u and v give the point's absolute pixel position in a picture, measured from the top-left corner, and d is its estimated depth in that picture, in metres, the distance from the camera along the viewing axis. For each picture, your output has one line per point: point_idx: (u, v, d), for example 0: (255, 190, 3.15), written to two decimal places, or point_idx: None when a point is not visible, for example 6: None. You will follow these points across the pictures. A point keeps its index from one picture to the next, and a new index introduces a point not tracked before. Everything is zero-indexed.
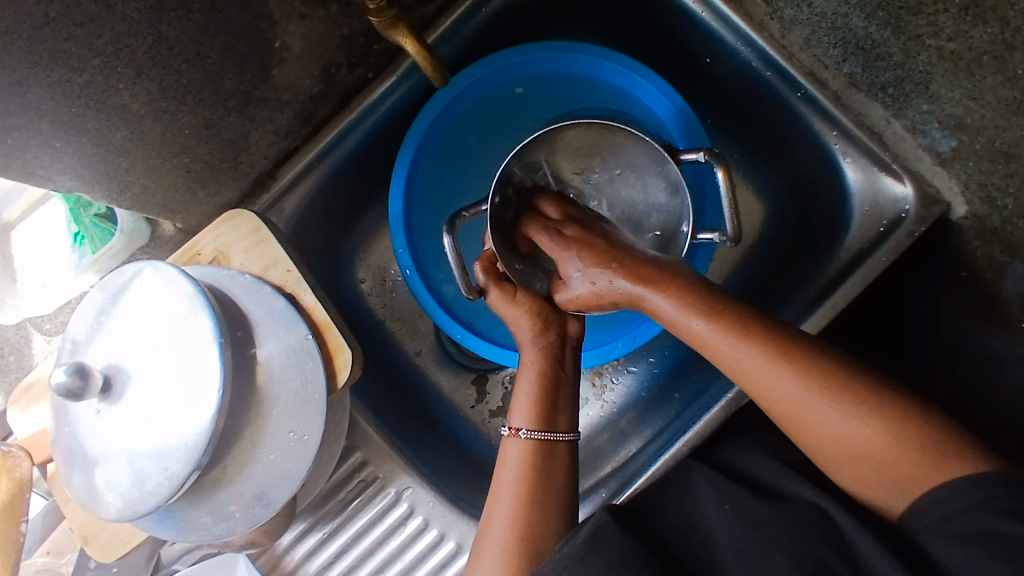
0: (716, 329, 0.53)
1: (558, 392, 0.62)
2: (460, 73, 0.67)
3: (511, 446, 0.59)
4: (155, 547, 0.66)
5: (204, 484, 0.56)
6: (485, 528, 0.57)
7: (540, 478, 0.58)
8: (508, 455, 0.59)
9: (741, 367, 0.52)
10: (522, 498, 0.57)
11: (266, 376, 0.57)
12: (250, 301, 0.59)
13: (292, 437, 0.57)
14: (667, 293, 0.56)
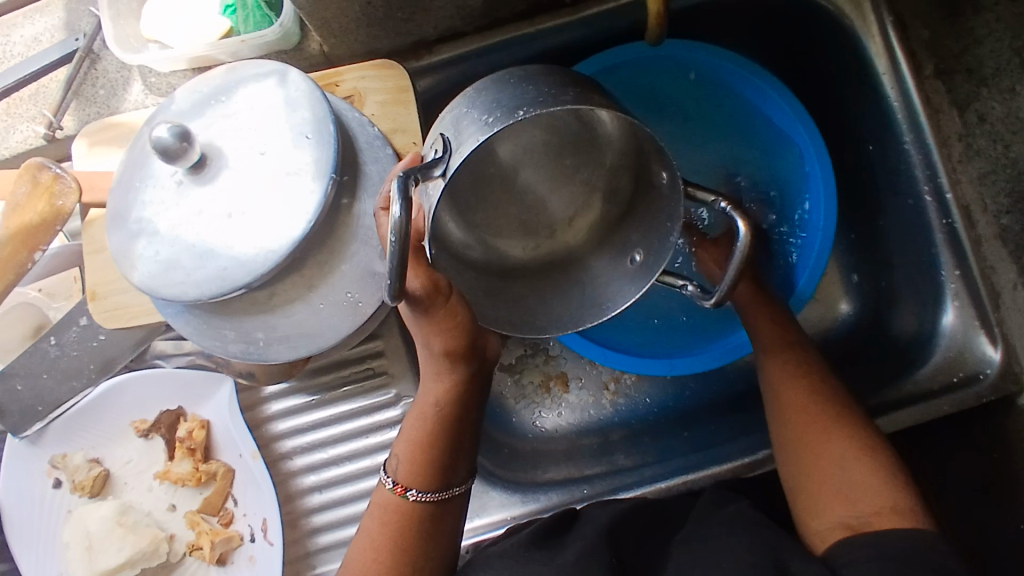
0: (771, 335, 0.64)
1: (455, 439, 0.54)
2: (631, 45, 0.66)
3: (384, 499, 0.54)
4: (150, 337, 0.63)
5: (241, 301, 0.54)
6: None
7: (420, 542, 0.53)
8: (371, 514, 0.54)
9: (771, 358, 0.62)
10: (387, 548, 0.52)
11: (352, 229, 0.55)
12: (369, 154, 0.57)
13: (348, 299, 0.55)
14: (770, 328, 0.64)
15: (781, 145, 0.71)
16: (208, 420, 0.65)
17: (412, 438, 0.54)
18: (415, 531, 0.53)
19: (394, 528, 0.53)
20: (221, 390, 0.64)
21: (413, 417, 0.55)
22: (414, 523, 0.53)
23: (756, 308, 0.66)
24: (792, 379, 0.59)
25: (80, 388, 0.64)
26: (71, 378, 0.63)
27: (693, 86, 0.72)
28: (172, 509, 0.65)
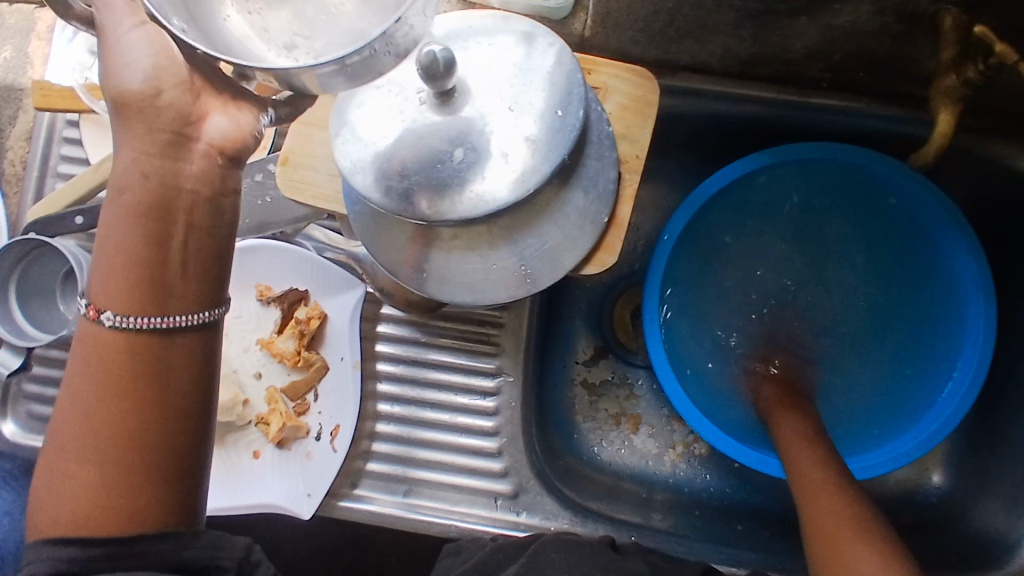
0: (797, 436, 0.63)
1: (158, 233, 0.43)
2: (857, 150, 0.65)
3: (83, 329, 0.44)
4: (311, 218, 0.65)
5: (420, 229, 0.55)
6: (51, 489, 0.43)
7: (120, 395, 0.43)
8: (92, 350, 0.43)
9: (797, 465, 0.61)
10: (103, 399, 0.43)
11: (552, 210, 0.55)
12: (593, 147, 0.55)
13: (520, 272, 0.55)
14: (795, 427, 0.64)
15: (951, 299, 0.68)
16: (326, 314, 0.66)
17: (115, 246, 0.43)
18: (135, 376, 0.43)
19: (115, 400, 0.43)
20: (351, 294, 0.65)
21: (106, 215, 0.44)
22: (128, 370, 0.43)
23: (788, 419, 0.65)
24: (819, 484, 0.58)
25: None
26: None
27: (896, 207, 0.70)
28: (258, 378, 0.67)
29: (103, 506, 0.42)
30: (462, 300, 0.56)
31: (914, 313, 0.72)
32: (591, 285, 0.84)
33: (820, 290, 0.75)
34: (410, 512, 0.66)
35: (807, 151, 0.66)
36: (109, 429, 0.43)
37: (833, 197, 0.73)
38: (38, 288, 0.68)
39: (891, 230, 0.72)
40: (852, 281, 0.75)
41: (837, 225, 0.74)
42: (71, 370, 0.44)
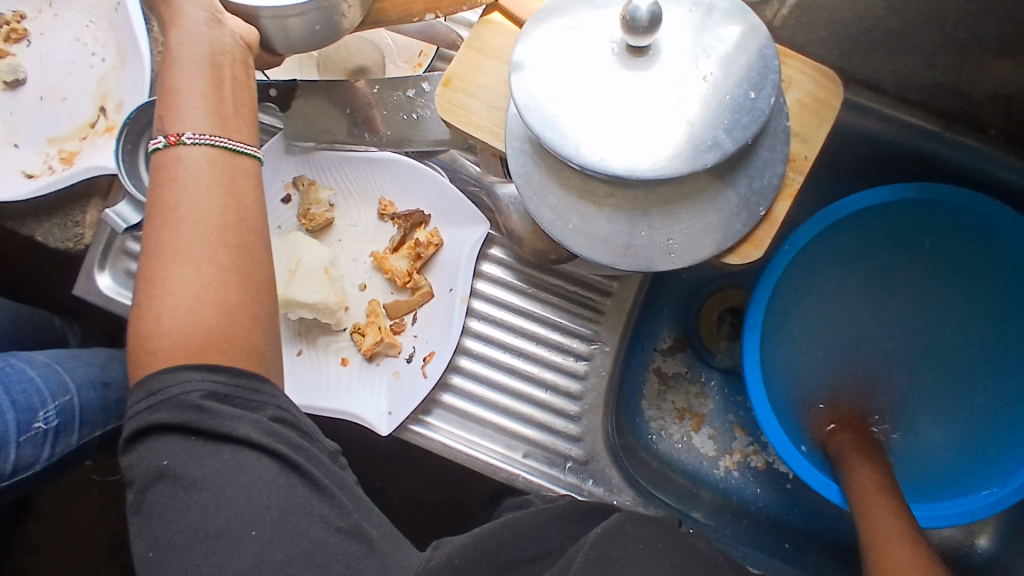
0: (871, 480, 0.62)
1: (212, 78, 0.47)
2: (994, 204, 0.65)
3: (170, 155, 0.46)
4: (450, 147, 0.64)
5: (578, 179, 0.55)
6: (158, 295, 0.45)
7: (223, 205, 0.46)
8: (188, 162, 0.46)
9: (865, 502, 0.60)
10: (201, 214, 0.45)
11: (713, 193, 0.54)
12: (768, 138, 0.55)
13: (665, 244, 0.55)
14: (869, 472, 0.63)
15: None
16: (442, 243, 0.66)
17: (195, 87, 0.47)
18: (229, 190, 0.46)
19: (216, 207, 0.46)
20: (473, 230, 0.65)
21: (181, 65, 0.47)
22: (228, 182, 0.46)
23: (862, 463, 0.64)
24: (887, 522, 0.57)
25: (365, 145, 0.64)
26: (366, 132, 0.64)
27: (1009, 269, 0.69)
28: (362, 289, 0.67)
29: (221, 304, 0.45)
30: (600, 260, 0.55)
31: (1011, 381, 0.70)
32: (685, 277, 0.83)
33: (910, 333, 0.73)
34: (479, 453, 0.67)
35: (945, 192, 0.65)
36: (216, 225, 0.45)
37: (948, 245, 0.72)
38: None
39: (997, 290, 0.71)
40: (943, 332, 0.73)
41: (944, 273, 0.72)
42: (164, 187, 0.46)
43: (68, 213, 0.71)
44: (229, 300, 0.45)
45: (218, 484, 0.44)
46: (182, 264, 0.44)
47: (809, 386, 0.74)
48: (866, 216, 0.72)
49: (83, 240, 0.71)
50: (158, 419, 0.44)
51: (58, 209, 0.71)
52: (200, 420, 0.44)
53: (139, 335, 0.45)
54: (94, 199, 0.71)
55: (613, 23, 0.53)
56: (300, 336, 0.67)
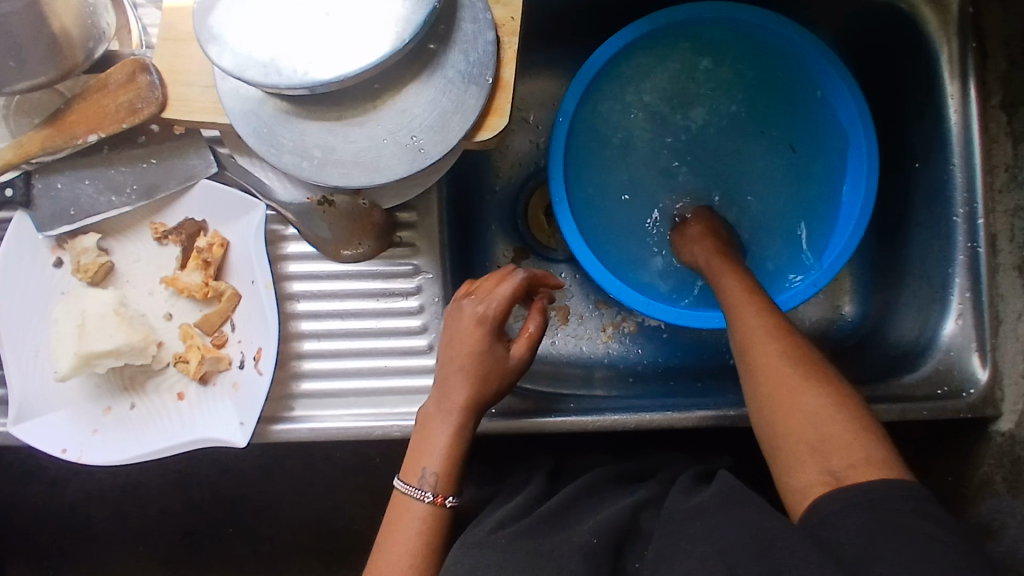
0: (735, 283, 0.61)
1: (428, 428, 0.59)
2: (734, 5, 0.68)
3: (415, 509, 0.57)
4: (188, 165, 0.63)
5: (306, 113, 0.55)
6: None
7: (431, 558, 0.56)
8: (411, 514, 0.57)
9: (733, 306, 0.58)
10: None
11: (435, 76, 0.55)
12: (467, 13, 0.55)
13: (408, 141, 0.55)
14: (732, 279, 0.62)
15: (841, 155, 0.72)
16: (229, 241, 0.64)
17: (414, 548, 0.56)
18: (415, 553, 0.55)
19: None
20: (252, 214, 0.63)
21: (440, 428, 0.58)
22: (432, 541, 0.56)
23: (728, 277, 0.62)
24: (756, 322, 0.55)
25: (109, 204, 0.62)
26: (110, 189, 0.62)
27: (779, 66, 0.74)
28: (169, 318, 0.65)
29: None
30: (357, 183, 0.55)
31: (807, 167, 0.75)
32: (502, 188, 0.84)
33: (718, 162, 0.78)
34: (351, 422, 0.65)
35: (681, 11, 0.69)
36: (423, 552, 0.56)
37: (718, 70, 0.76)
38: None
39: (773, 99, 0.75)
40: (744, 151, 0.77)
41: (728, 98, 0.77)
42: (393, 514, 0.58)
43: None
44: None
45: None
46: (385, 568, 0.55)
47: (654, 250, 0.77)
48: (638, 66, 0.75)
49: None
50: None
51: None
52: None
53: None
54: None
55: None
56: (127, 388, 0.64)
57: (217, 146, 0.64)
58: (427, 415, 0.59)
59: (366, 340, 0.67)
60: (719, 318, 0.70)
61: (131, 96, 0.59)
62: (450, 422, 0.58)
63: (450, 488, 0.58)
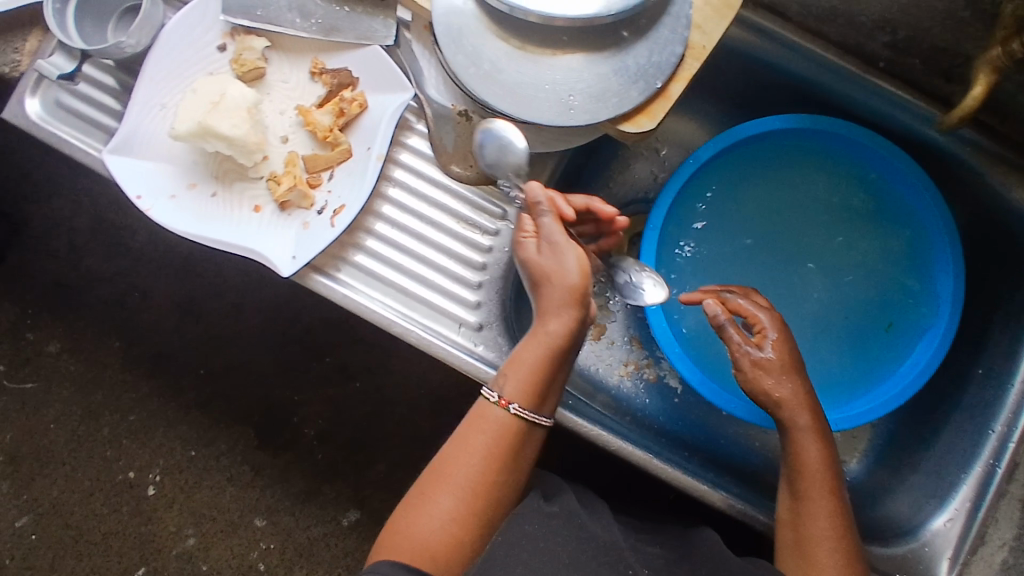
0: (816, 447, 0.61)
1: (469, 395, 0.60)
2: (892, 148, 0.72)
3: (492, 412, 0.60)
4: (371, 29, 0.68)
5: (495, 29, 0.59)
6: (416, 516, 0.57)
7: (492, 483, 0.58)
8: (488, 430, 0.59)
9: (806, 487, 0.60)
10: (462, 493, 0.57)
11: (614, 56, 0.59)
12: (669, 20, 0.59)
13: (564, 97, 0.59)
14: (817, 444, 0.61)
15: (915, 325, 0.75)
16: (368, 106, 0.69)
17: (461, 487, 0.58)
18: (488, 465, 0.58)
19: (454, 501, 0.57)
20: (399, 95, 0.68)
21: (529, 344, 0.60)
22: (507, 446, 0.59)
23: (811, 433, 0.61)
24: (824, 510, 0.59)
25: (290, 26, 0.67)
26: (299, 14, 0.68)
27: (898, 226, 0.77)
28: (283, 141, 0.70)
29: (456, 516, 0.57)
30: (503, 107, 0.59)
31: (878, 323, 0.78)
32: (605, 196, 0.88)
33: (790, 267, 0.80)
34: (378, 308, 0.69)
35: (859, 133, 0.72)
36: (487, 462, 0.58)
37: (854, 199, 0.79)
38: (98, 9, 0.70)
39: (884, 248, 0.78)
40: (820, 274, 0.80)
41: (842, 224, 0.79)
42: (471, 436, 0.59)
43: (9, 39, 0.73)
44: (477, 519, 0.58)
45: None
46: (445, 499, 0.57)
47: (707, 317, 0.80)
48: (789, 152, 0.78)
49: (18, 67, 0.73)
50: (376, 565, 0.54)
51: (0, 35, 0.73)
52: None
53: (411, 526, 0.57)
54: (39, 26, 0.73)
55: None
56: (216, 178, 0.68)
57: (401, 28, 0.69)
58: (527, 339, 0.60)
59: (429, 248, 0.71)
60: (735, 405, 0.73)
61: None
62: (544, 330, 0.59)
63: (524, 394, 0.59)
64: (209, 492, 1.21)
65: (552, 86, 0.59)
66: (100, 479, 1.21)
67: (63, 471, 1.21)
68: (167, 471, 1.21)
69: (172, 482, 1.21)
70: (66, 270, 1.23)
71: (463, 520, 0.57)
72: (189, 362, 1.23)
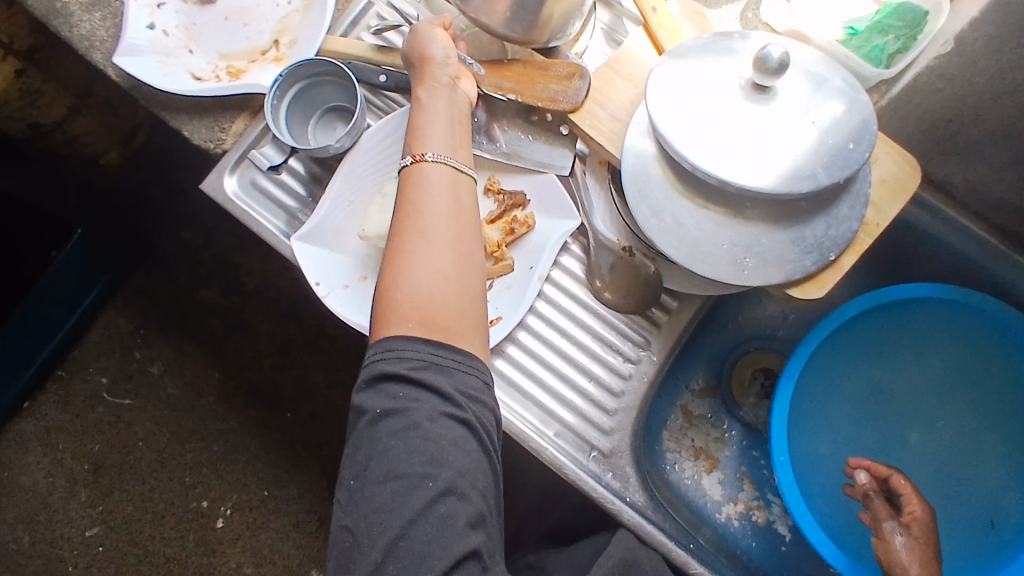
0: None
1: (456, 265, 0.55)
2: None
3: (428, 172, 0.57)
4: (551, 157, 0.73)
5: (680, 185, 0.63)
6: (416, 323, 0.53)
7: (472, 258, 0.56)
8: (432, 186, 0.57)
9: None
10: (451, 243, 0.55)
11: (790, 223, 0.62)
12: (848, 198, 0.62)
13: (739, 258, 0.62)
14: None
15: None
16: (533, 227, 0.74)
17: (443, 277, 0.54)
18: (462, 224, 0.57)
19: (459, 277, 0.55)
20: (567, 221, 0.72)
21: (438, 172, 0.57)
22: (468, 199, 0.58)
23: None
24: None
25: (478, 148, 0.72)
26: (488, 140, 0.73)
27: None
28: None
29: (452, 286, 0.54)
30: (681, 260, 0.62)
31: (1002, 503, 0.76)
32: (731, 328, 0.90)
33: (925, 424, 0.81)
34: (515, 419, 0.70)
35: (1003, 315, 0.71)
36: (466, 220, 0.57)
37: (987, 372, 0.78)
38: (307, 103, 0.77)
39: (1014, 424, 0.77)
40: (962, 439, 0.80)
41: (986, 397, 0.78)
42: (410, 194, 0.57)
43: (217, 117, 0.78)
44: (465, 264, 0.56)
45: (410, 451, 0.50)
46: (422, 246, 0.54)
47: (828, 472, 0.81)
48: (926, 319, 0.78)
49: (221, 145, 0.78)
50: (400, 343, 0.52)
51: (210, 112, 0.78)
52: (414, 379, 0.52)
53: (397, 317, 0.53)
54: (245, 112, 0.78)
55: (744, 66, 0.63)
56: None
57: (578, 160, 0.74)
58: (421, 112, 0.62)
59: (571, 368, 0.74)
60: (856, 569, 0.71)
61: (558, 88, 0.69)
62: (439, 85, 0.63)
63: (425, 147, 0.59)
64: (273, 535, 1.23)
65: (728, 245, 0.62)
66: (175, 504, 1.24)
67: (142, 489, 1.24)
68: (239, 506, 1.23)
69: (241, 517, 1.23)
70: (183, 298, 1.30)
71: (451, 262, 0.55)
72: (278, 403, 1.27)
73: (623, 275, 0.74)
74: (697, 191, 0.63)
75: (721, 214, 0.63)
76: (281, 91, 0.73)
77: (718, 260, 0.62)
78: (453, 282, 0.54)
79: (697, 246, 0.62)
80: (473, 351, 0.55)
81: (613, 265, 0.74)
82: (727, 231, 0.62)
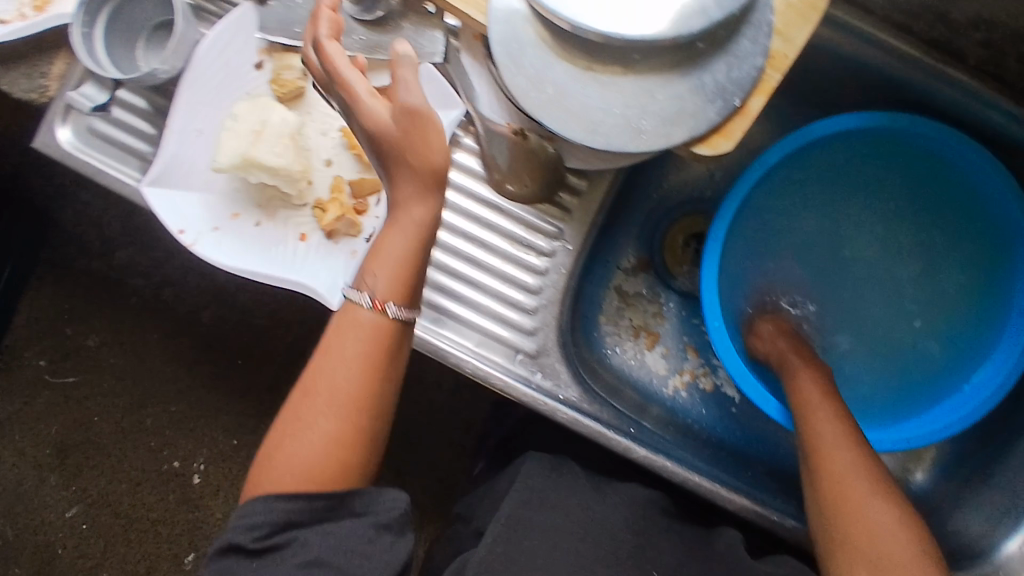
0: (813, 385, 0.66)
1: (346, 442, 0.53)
2: (978, 148, 0.66)
3: (362, 316, 0.53)
4: (417, 42, 0.63)
5: (557, 47, 0.54)
6: (281, 454, 0.53)
7: (377, 409, 0.54)
8: (357, 320, 0.53)
9: (812, 417, 0.63)
10: (356, 407, 0.53)
11: (686, 71, 0.54)
12: (749, 30, 0.54)
13: (635, 122, 0.55)
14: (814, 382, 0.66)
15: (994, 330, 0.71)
16: None
17: (338, 430, 0.53)
18: (376, 367, 0.53)
19: (343, 426, 0.53)
20: (448, 112, 0.64)
21: (401, 239, 0.53)
22: (378, 350, 0.53)
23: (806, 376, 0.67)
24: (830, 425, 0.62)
25: None
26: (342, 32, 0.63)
27: (976, 224, 0.72)
28: (327, 165, 0.66)
29: (337, 451, 0.53)
30: (570, 135, 0.55)
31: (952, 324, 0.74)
32: (657, 198, 0.84)
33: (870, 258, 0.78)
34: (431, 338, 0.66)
35: (935, 129, 0.66)
36: (368, 369, 0.53)
37: (926, 193, 0.74)
38: (127, 27, 0.67)
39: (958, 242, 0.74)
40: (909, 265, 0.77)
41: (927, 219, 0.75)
42: (328, 338, 0.54)
43: (34, 62, 0.67)
44: (371, 336, 0.53)
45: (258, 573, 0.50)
46: (317, 419, 0.53)
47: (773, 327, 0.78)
48: (858, 148, 0.73)
49: (46, 93, 0.67)
50: (246, 508, 0.52)
51: (24, 57, 0.66)
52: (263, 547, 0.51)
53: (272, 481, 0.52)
54: (63, 49, 0.67)
55: None
56: (261, 207, 0.66)
57: None
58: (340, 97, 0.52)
59: (481, 273, 0.68)
60: None
61: None
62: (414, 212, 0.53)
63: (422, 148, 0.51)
64: None
65: (621, 109, 0.55)
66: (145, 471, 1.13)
67: (110, 462, 1.14)
68: (212, 460, 1.12)
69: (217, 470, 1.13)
70: None
71: (342, 421, 0.53)
72: (227, 349, 1.14)
73: (520, 161, 0.66)
74: (576, 51, 0.54)
75: (609, 73, 0.55)
76: (90, 14, 0.63)
77: (613, 127, 0.55)
78: (363, 452, 0.54)
79: (587, 115, 0.55)
80: (356, 476, 0.54)
81: (508, 152, 0.65)
82: (619, 92, 0.55)
